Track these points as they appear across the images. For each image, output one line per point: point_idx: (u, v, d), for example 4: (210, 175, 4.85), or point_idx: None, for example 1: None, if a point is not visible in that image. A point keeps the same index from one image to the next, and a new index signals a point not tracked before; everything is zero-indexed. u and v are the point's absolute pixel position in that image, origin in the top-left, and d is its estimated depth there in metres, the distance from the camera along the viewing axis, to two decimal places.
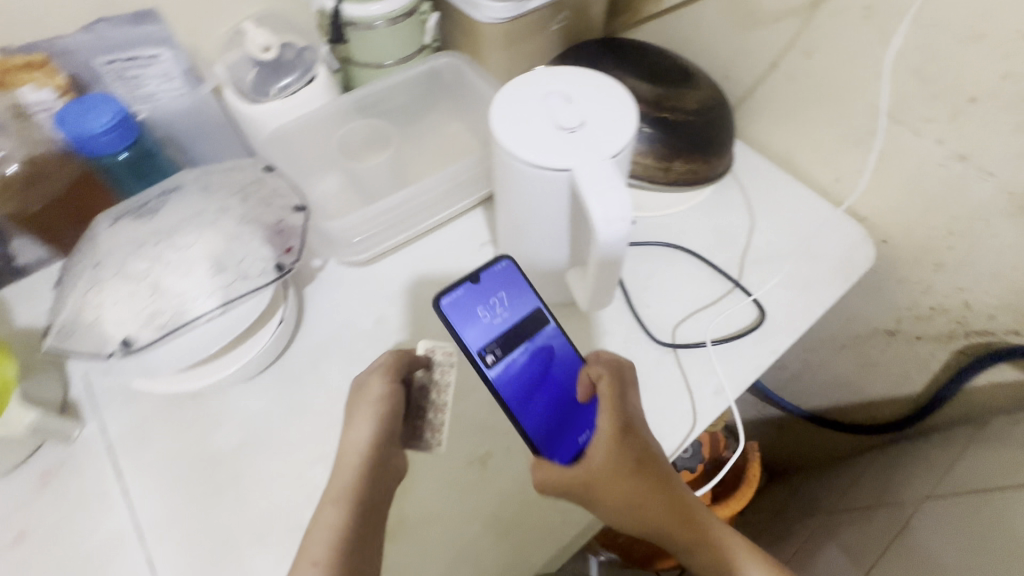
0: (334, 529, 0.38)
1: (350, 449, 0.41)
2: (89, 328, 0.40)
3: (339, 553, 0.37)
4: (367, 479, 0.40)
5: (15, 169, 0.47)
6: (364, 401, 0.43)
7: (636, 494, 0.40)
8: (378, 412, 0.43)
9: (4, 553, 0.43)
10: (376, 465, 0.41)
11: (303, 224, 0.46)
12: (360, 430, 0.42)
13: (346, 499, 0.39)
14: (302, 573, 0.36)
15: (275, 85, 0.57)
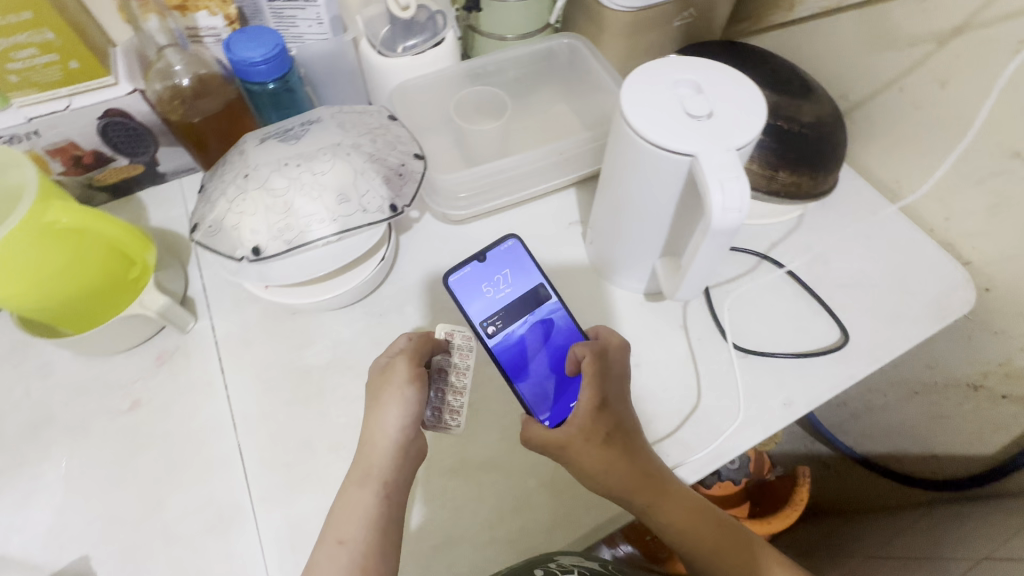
0: (360, 512, 0.39)
1: (372, 436, 0.41)
2: (229, 231, 0.44)
3: (364, 536, 0.38)
4: (393, 463, 0.41)
5: (184, 82, 0.52)
6: (387, 387, 0.42)
7: (604, 463, 0.41)
8: (403, 398, 0.41)
9: (121, 415, 0.49)
10: (401, 452, 0.41)
11: (420, 172, 0.49)
12: (381, 417, 0.41)
13: (371, 482, 0.40)
14: (330, 550, 0.37)
15: (403, 44, 0.59)
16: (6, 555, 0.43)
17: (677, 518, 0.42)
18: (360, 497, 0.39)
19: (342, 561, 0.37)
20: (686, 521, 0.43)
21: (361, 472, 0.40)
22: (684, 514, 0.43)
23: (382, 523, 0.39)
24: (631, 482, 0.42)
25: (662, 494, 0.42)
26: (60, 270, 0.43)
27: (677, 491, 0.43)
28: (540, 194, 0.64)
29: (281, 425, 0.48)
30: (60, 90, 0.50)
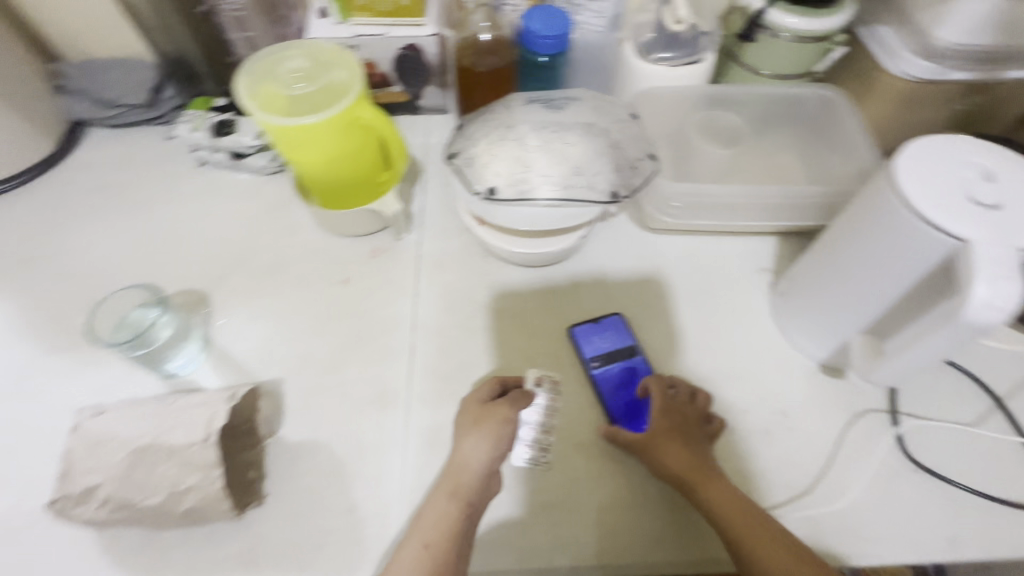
0: (446, 522, 0.42)
1: (464, 460, 0.44)
2: (476, 166, 0.51)
3: (445, 547, 0.40)
4: (476, 490, 0.43)
5: (483, 37, 0.60)
6: (485, 420, 0.45)
7: (674, 456, 0.46)
8: (497, 436, 0.44)
9: (334, 285, 0.58)
10: (485, 482, 0.44)
11: (651, 173, 0.52)
12: (476, 445, 0.44)
13: (458, 500, 0.43)
14: (413, 550, 0.41)
15: (661, 53, 0.62)
16: (230, 354, 0.53)
17: (730, 512, 0.43)
18: (448, 508, 0.42)
19: (426, 563, 0.40)
20: (738, 516, 0.42)
21: (449, 487, 0.44)
22: (736, 509, 0.43)
23: (462, 538, 0.41)
24: (683, 462, 0.45)
25: (717, 484, 0.44)
26: (343, 155, 0.53)
27: (734, 490, 0.44)
28: (740, 232, 0.63)
29: (449, 342, 0.54)
30: (386, 20, 0.62)
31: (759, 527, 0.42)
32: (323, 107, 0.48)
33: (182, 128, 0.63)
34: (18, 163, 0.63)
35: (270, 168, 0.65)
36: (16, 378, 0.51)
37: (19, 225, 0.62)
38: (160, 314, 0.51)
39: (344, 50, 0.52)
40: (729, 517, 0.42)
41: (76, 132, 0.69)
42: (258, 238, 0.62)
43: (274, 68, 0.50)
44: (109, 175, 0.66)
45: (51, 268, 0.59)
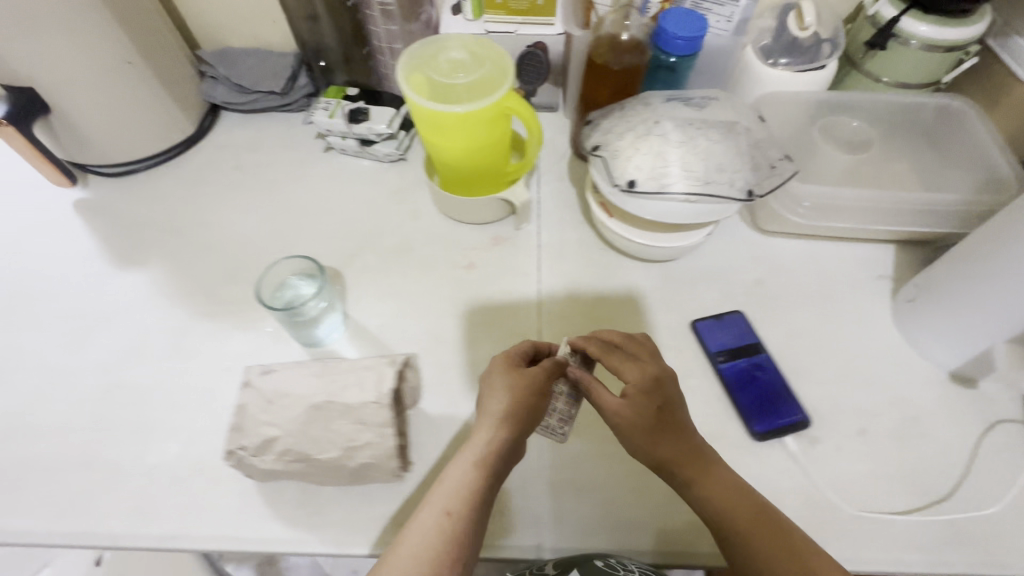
0: (464, 490, 0.40)
1: (483, 426, 0.43)
2: (619, 158, 0.52)
3: (465, 516, 0.39)
4: (497, 457, 0.42)
5: (624, 37, 0.57)
6: (507, 382, 0.44)
7: (650, 432, 0.42)
8: (518, 406, 0.43)
9: (459, 269, 0.61)
10: (506, 453, 0.42)
11: (789, 174, 0.52)
12: (494, 408, 0.43)
13: (484, 469, 0.41)
14: (434, 517, 0.39)
15: (781, 59, 0.64)
16: (366, 329, 0.56)
17: (735, 506, 0.41)
18: (464, 476, 0.41)
19: (445, 531, 0.38)
20: (744, 510, 0.41)
21: (470, 453, 0.42)
22: (743, 503, 0.41)
23: (474, 510, 0.40)
24: (682, 453, 0.42)
25: (708, 469, 0.42)
26: (486, 144, 0.55)
27: (738, 481, 0.42)
28: (852, 237, 0.63)
29: (574, 330, 0.56)
30: (517, 18, 0.64)
31: (762, 521, 0.40)
32: (473, 97, 0.51)
33: (317, 114, 0.66)
34: (166, 141, 0.68)
35: (393, 156, 0.68)
36: (174, 338, 0.55)
37: (166, 198, 0.66)
38: (310, 286, 0.53)
39: (493, 44, 0.54)
40: (731, 507, 0.41)
41: (212, 116, 0.73)
42: (384, 221, 0.65)
43: (436, 55, 0.53)
44: (243, 157, 0.71)
45: (196, 239, 0.63)
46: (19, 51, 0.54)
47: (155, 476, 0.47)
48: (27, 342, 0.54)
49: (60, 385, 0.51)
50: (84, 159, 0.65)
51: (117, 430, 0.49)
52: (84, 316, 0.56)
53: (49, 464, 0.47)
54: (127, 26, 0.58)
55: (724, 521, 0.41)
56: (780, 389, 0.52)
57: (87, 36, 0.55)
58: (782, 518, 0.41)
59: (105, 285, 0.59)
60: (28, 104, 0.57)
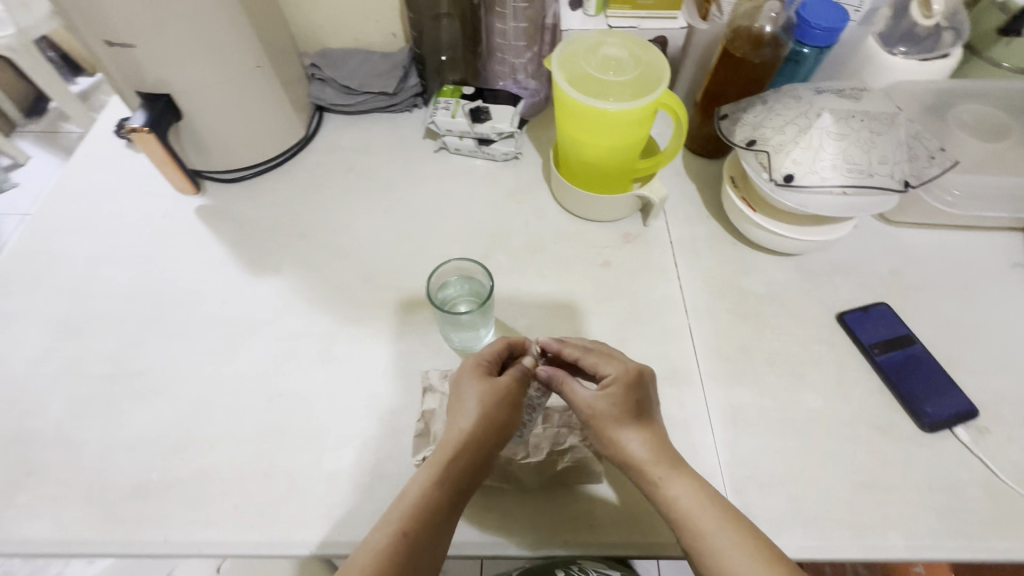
0: (419, 502, 0.38)
1: (449, 434, 0.42)
2: (776, 152, 0.52)
3: (417, 534, 0.37)
4: (459, 470, 0.40)
5: (766, 29, 0.57)
6: (479, 390, 0.43)
7: (624, 430, 0.42)
8: (488, 411, 0.42)
9: (595, 267, 0.60)
10: (470, 460, 0.40)
11: (948, 165, 0.52)
12: (463, 416, 0.42)
13: (444, 482, 0.39)
14: (382, 537, 0.37)
15: (899, 47, 0.63)
16: (514, 330, 0.56)
17: (699, 513, 0.39)
18: (421, 487, 0.39)
19: (394, 548, 0.36)
20: (710, 519, 0.38)
21: (429, 467, 0.40)
22: (707, 511, 0.39)
23: (429, 523, 0.38)
24: (649, 455, 0.41)
25: (676, 468, 0.41)
26: (636, 141, 0.54)
27: (702, 485, 0.41)
28: (980, 226, 0.63)
29: (721, 326, 0.56)
30: (640, 13, 0.64)
31: (731, 531, 0.38)
32: (632, 94, 0.50)
33: (437, 114, 0.65)
34: (279, 145, 0.68)
35: (509, 155, 0.68)
36: (323, 344, 0.55)
37: (284, 202, 0.65)
38: (464, 288, 0.53)
39: (645, 42, 0.53)
40: (698, 511, 0.39)
41: (317, 118, 0.73)
42: (509, 221, 0.64)
43: (595, 49, 0.52)
44: (354, 159, 0.70)
45: (323, 243, 0.62)
46: (162, 57, 0.53)
47: (335, 483, 0.46)
48: (177, 352, 0.54)
49: (219, 395, 0.51)
50: (203, 165, 0.65)
51: (287, 438, 0.49)
52: (228, 324, 0.56)
53: (228, 473, 0.47)
54: (257, 30, 0.58)
55: (690, 529, 0.39)
56: (940, 380, 0.52)
57: (225, 40, 0.55)
58: (747, 522, 0.39)
59: (242, 292, 0.58)
60: (166, 111, 0.56)
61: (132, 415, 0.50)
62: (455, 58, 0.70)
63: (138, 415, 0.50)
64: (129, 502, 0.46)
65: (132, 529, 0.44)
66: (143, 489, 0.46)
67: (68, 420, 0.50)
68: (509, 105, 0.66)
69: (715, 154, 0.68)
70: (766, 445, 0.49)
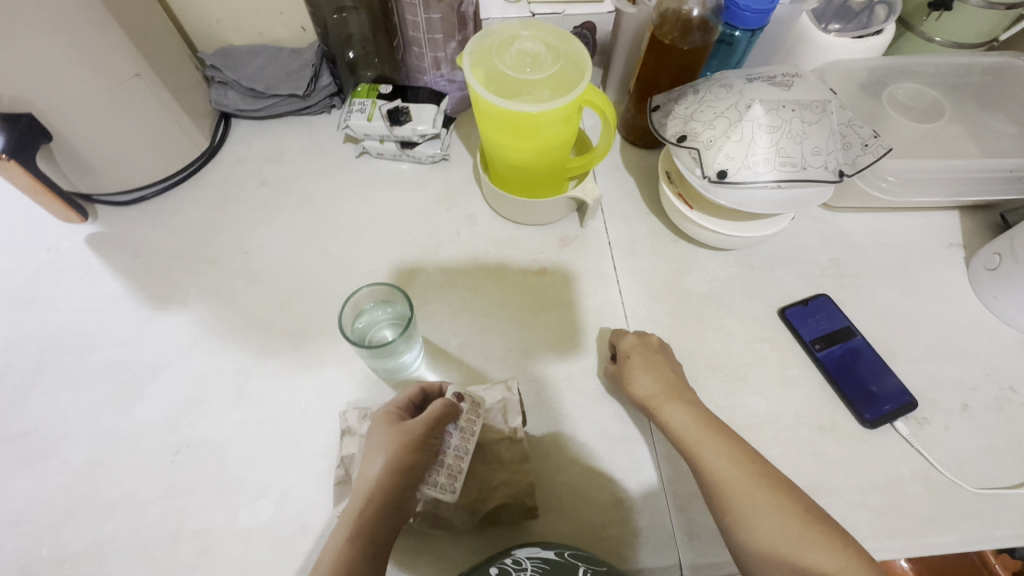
0: (339, 562, 0.34)
1: (362, 483, 0.38)
2: (707, 148, 0.49)
3: None
4: (378, 517, 0.37)
5: (693, 12, 0.52)
6: (387, 435, 0.39)
7: (650, 365, 0.46)
8: (396, 453, 0.38)
9: (531, 275, 0.57)
10: (387, 506, 0.37)
11: (883, 152, 0.50)
12: (376, 461, 0.38)
13: (361, 534, 0.35)
14: None
15: (831, 24, 0.60)
16: (447, 351, 0.53)
17: (687, 429, 0.42)
18: (341, 542, 0.35)
19: None
20: (697, 433, 0.41)
21: (347, 519, 0.36)
22: (697, 429, 0.41)
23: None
24: (655, 385, 0.45)
25: (675, 397, 0.44)
26: (564, 141, 0.50)
27: (690, 406, 0.43)
28: (918, 207, 0.62)
29: (663, 331, 0.54)
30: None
31: (713, 439, 0.40)
32: (550, 97, 0.46)
33: (352, 117, 0.60)
34: (178, 160, 0.61)
35: (436, 157, 0.63)
36: (236, 383, 0.50)
37: (188, 225, 0.59)
38: (386, 312, 0.49)
39: (566, 33, 0.49)
40: (688, 429, 0.42)
41: (223, 126, 0.66)
42: (439, 230, 0.60)
43: (506, 46, 0.48)
44: (267, 170, 0.64)
45: (235, 268, 0.57)
46: (15, 75, 0.45)
47: (252, 540, 0.43)
48: (69, 406, 0.48)
49: (118, 453, 0.46)
50: (89, 189, 0.58)
51: (196, 495, 0.44)
52: (127, 370, 0.50)
53: (131, 542, 0.43)
54: (131, 35, 0.51)
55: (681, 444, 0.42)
56: (878, 371, 0.51)
57: (92, 50, 0.47)
58: (731, 434, 0.41)
59: (142, 332, 0.52)
60: (29, 135, 0.48)
61: (16, 486, 0.45)
62: (366, 54, 0.66)
63: (23, 484, 0.45)
64: None
65: None
66: (31, 570, 0.42)
67: None
68: (431, 103, 0.61)
69: (651, 143, 0.65)
70: None
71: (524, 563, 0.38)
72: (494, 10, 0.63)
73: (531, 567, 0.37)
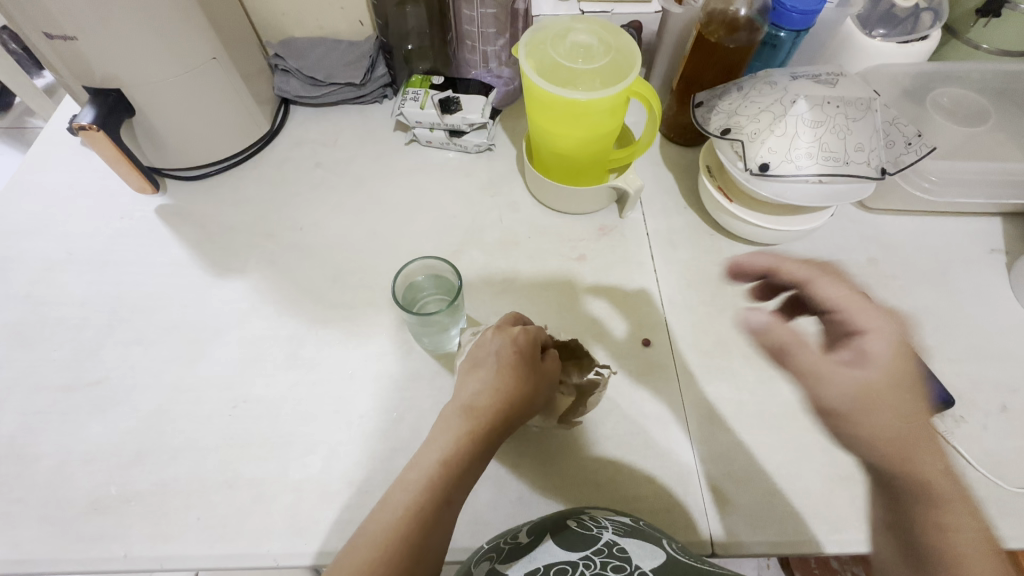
0: (433, 471, 0.35)
1: (458, 404, 0.40)
2: (751, 141, 0.51)
3: (423, 497, 0.34)
4: (481, 437, 0.38)
5: (741, 12, 0.54)
6: (486, 366, 0.42)
7: (918, 421, 0.43)
8: (495, 379, 0.41)
9: (571, 262, 0.59)
10: (484, 424, 0.39)
11: (926, 150, 0.51)
12: (479, 386, 0.41)
13: (461, 446, 0.37)
14: (383, 513, 0.33)
15: (877, 29, 0.61)
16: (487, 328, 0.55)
17: (966, 542, 0.38)
18: (441, 455, 0.37)
19: (392, 518, 0.33)
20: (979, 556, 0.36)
21: (445, 436, 0.38)
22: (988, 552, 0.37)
23: (444, 500, 0.34)
24: (935, 471, 0.42)
25: (954, 501, 0.40)
26: (610, 130, 0.52)
27: (973, 514, 0.40)
28: (959, 211, 0.62)
29: (698, 320, 0.55)
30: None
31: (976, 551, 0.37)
32: (602, 87, 0.48)
33: (406, 105, 0.63)
34: (243, 140, 0.65)
35: (482, 146, 0.66)
36: (290, 347, 0.53)
37: (248, 201, 0.63)
38: (436, 286, 0.52)
39: (617, 29, 0.51)
40: (948, 540, 0.38)
41: (283, 111, 0.70)
42: (482, 215, 0.63)
43: (563, 38, 0.50)
44: (322, 153, 0.67)
45: (291, 242, 0.60)
46: (108, 52, 0.49)
47: (302, 492, 0.45)
48: (137, 359, 0.52)
49: (181, 404, 0.49)
50: (161, 163, 0.62)
51: (252, 446, 0.47)
52: (190, 330, 0.54)
53: (190, 486, 0.46)
54: (209, 19, 0.54)
55: (950, 565, 0.36)
56: (915, 368, 0.51)
57: (174, 30, 0.51)
58: (991, 544, 0.39)
59: (205, 296, 0.56)
60: (117, 108, 0.53)
61: (90, 427, 0.48)
62: (422, 47, 0.69)
63: (96, 427, 0.48)
64: (87, 517, 0.44)
65: (90, 546, 0.43)
66: (100, 505, 0.45)
67: (23, 434, 0.48)
68: (480, 94, 0.64)
69: (691, 141, 0.67)
70: (742, 439, 0.48)
71: (604, 522, 0.39)
72: (543, 9, 0.66)
73: (612, 525, 0.39)
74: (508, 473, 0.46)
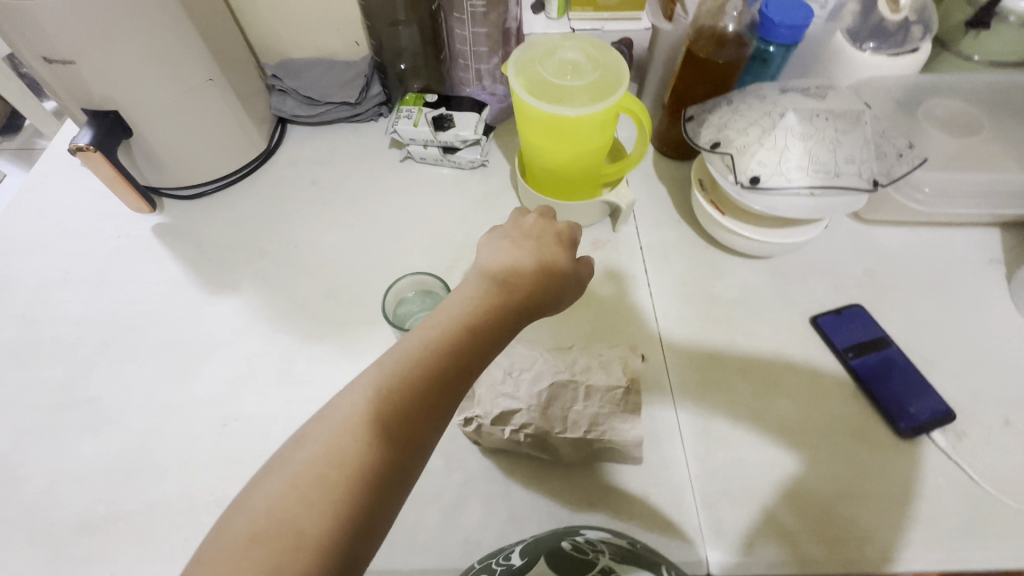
0: (457, 329, 0.34)
1: (491, 274, 0.39)
2: (740, 154, 0.51)
3: (442, 348, 0.33)
4: (508, 311, 0.37)
5: (728, 27, 0.55)
6: (523, 246, 0.42)
7: None
8: (531, 258, 0.41)
9: None
10: (513, 297, 0.38)
11: (917, 162, 0.51)
12: (514, 261, 0.40)
13: (488, 311, 0.36)
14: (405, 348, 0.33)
15: (868, 43, 0.60)
16: None
17: None
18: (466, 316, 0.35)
19: (409, 363, 0.32)
20: None
21: (473, 298, 0.37)
22: None
23: (465, 366, 0.33)
24: None
25: None
26: (600, 145, 0.52)
27: None
28: (955, 222, 0.61)
29: (693, 333, 0.55)
30: (603, 14, 0.64)
31: None
32: (593, 99, 0.48)
33: (400, 123, 0.63)
34: (239, 158, 0.66)
35: (475, 163, 0.67)
36: (282, 365, 0.53)
37: (244, 219, 0.64)
38: (427, 303, 0.52)
39: (604, 45, 0.52)
40: None
41: (280, 131, 0.71)
42: (476, 231, 0.63)
43: (552, 55, 0.51)
44: (317, 171, 0.68)
45: (285, 259, 0.60)
46: (106, 76, 0.50)
47: None
48: (130, 377, 0.52)
49: (172, 423, 0.49)
50: (159, 182, 0.63)
51: (242, 465, 0.47)
52: (184, 347, 0.54)
53: (179, 505, 0.45)
54: (206, 41, 0.55)
55: None
56: (915, 382, 0.50)
57: (171, 52, 0.52)
58: None
59: (199, 314, 0.56)
60: (114, 130, 0.54)
61: (82, 447, 0.48)
62: (416, 67, 0.69)
63: (87, 446, 0.48)
64: (77, 538, 0.44)
65: (78, 567, 0.43)
66: (90, 525, 0.45)
67: (16, 453, 0.48)
68: (473, 112, 0.64)
69: (683, 155, 0.67)
70: (738, 455, 0.48)
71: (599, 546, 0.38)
72: (535, 28, 0.67)
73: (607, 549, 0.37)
74: (499, 490, 0.46)
